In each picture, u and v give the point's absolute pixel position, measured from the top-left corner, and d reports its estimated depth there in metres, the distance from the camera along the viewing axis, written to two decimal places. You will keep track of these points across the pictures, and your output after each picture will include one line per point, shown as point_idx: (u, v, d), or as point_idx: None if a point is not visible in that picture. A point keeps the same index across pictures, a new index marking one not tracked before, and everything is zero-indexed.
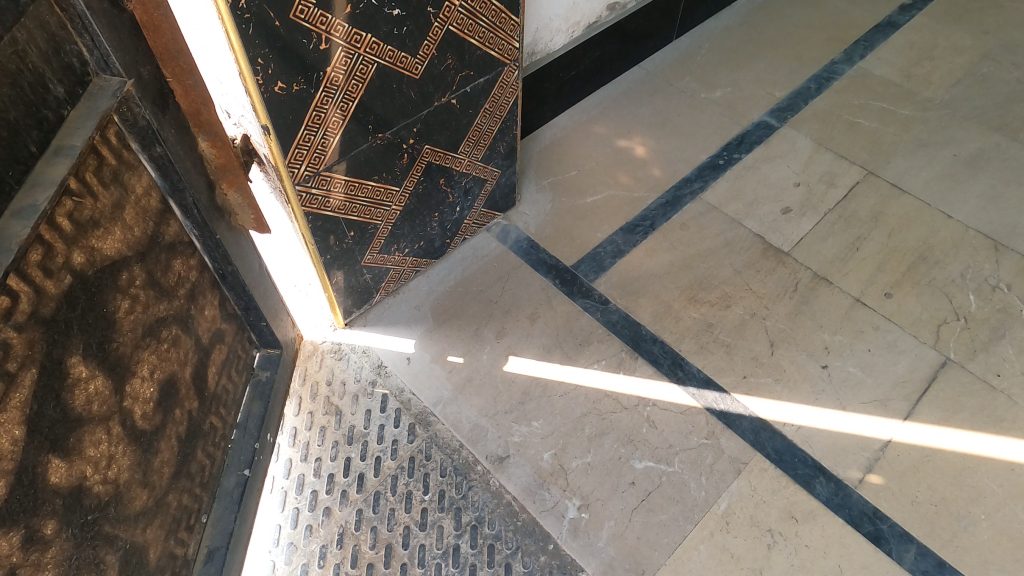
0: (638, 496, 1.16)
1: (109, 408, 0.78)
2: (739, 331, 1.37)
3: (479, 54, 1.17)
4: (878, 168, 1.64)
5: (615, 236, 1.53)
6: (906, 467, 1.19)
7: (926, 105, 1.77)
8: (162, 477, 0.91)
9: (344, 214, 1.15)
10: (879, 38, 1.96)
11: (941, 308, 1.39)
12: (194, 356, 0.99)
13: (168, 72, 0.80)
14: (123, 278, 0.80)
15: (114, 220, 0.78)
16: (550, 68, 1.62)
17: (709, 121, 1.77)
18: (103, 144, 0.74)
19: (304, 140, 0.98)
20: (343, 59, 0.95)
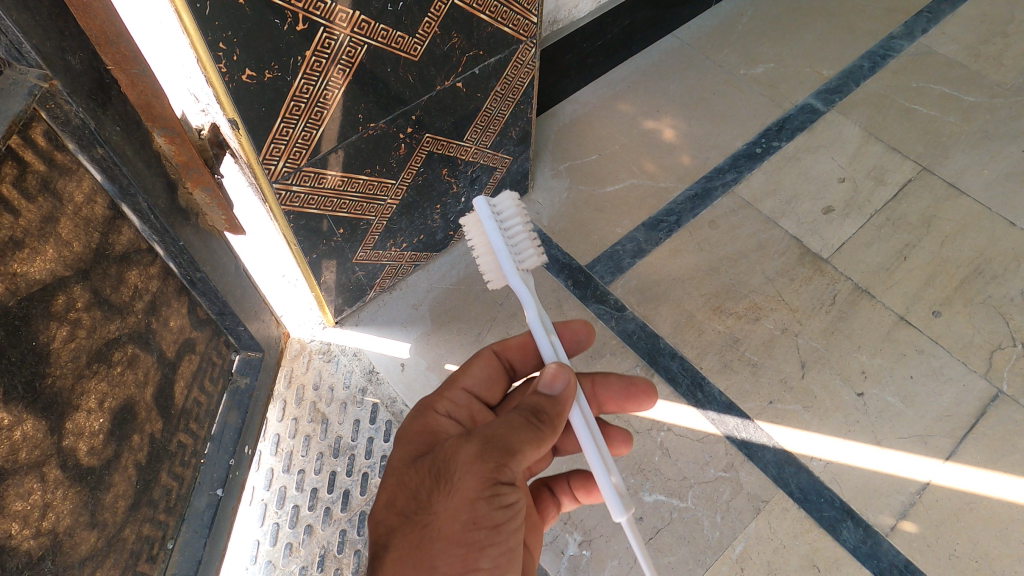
0: (645, 534, 1.06)
1: (42, 452, 0.69)
2: (767, 349, 1.24)
3: (490, 31, 1.02)
4: (935, 163, 1.47)
5: (636, 232, 1.39)
6: (944, 515, 1.07)
7: (995, 91, 1.57)
8: (116, 512, 0.83)
9: (332, 211, 1.02)
10: (945, 10, 1.74)
11: (996, 332, 1.24)
12: (158, 374, 0.88)
13: (108, 59, 0.67)
14: (59, 302, 0.69)
15: (45, 236, 0.66)
16: (573, 38, 1.44)
17: (748, 102, 1.59)
18: (25, 147, 0.62)
19: (281, 134, 0.84)
20: (325, 41, 0.80)
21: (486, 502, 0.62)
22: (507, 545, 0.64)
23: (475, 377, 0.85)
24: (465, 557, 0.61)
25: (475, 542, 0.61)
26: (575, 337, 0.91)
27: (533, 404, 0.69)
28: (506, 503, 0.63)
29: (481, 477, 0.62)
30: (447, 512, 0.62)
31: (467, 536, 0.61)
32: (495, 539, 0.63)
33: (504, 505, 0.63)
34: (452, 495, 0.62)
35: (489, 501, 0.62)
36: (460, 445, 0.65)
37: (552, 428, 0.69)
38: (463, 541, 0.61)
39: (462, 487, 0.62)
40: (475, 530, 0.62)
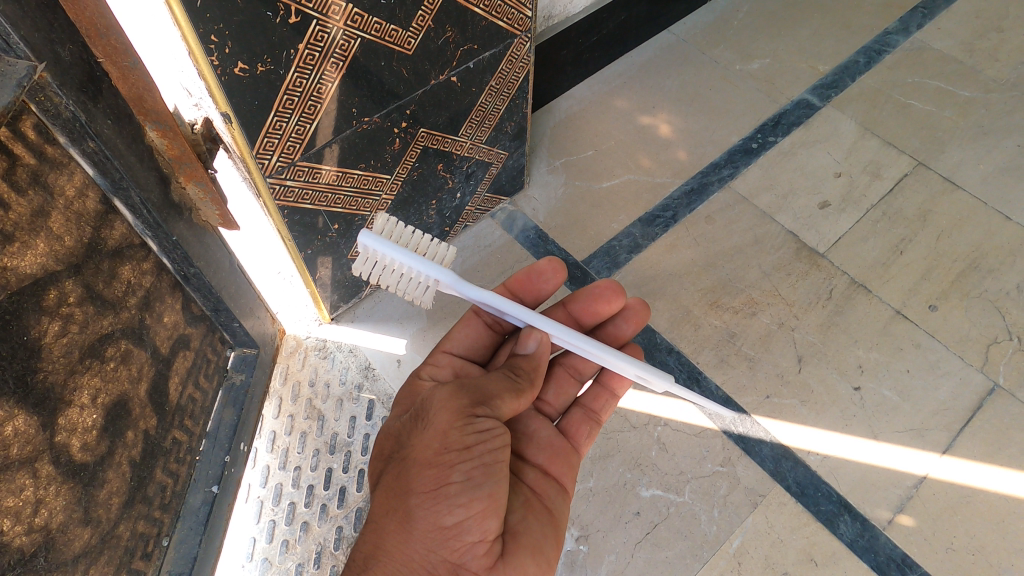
0: (643, 529, 1.06)
1: (34, 448, 0.69)
2: (763, 344, 1.24)
3: (484, 25, 1.01)
4: (931, 158, 1.47)
5: (632, 228, 1.38)
6: (941, 509, 1.07)
7: (990, 86, 1.57)
8: (110, 509, 0.83)
9: (326, 206, 1.01)
10: (940, 5, 1.74)
11: (993, 326, 1.24)
12: (152, 370, 0.88)
13: (99, 51, 0.66)
14: (51, 297, 0.69)
15: (36, 230, 0.66)
16: (569, 34, 1.44)
17: (744, 98, 1.59)
18: (15, 141, 0.61)
19: (275, 128, 0.84)
20: (318, 34, 0.80)
21: (461, 429, 0.67)
22: (484, 466, 0.67)
23: (457, 342, 0.94)
24: (438, 476, 0.65)
25: (447, 462, 0.65)
26: (542, 277, 0.97)
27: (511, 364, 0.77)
28: (480, 429, 0.68)
29: (456, 411, 0.68)
30: (422, 443, 0.67)
31: (441, 457, 0.66)
32: (468, 459, 0.66)
33: (479, 430, 0.68)
34: (428, 427, 0.68)
35: (463, 427, 0.67)
36: (437, 389, 0.71)
37: (529, 381, 0.76)
38: (436, 462, 0.65)
39: (436, 420, 0.67)
40: (447, 452, 0.66)
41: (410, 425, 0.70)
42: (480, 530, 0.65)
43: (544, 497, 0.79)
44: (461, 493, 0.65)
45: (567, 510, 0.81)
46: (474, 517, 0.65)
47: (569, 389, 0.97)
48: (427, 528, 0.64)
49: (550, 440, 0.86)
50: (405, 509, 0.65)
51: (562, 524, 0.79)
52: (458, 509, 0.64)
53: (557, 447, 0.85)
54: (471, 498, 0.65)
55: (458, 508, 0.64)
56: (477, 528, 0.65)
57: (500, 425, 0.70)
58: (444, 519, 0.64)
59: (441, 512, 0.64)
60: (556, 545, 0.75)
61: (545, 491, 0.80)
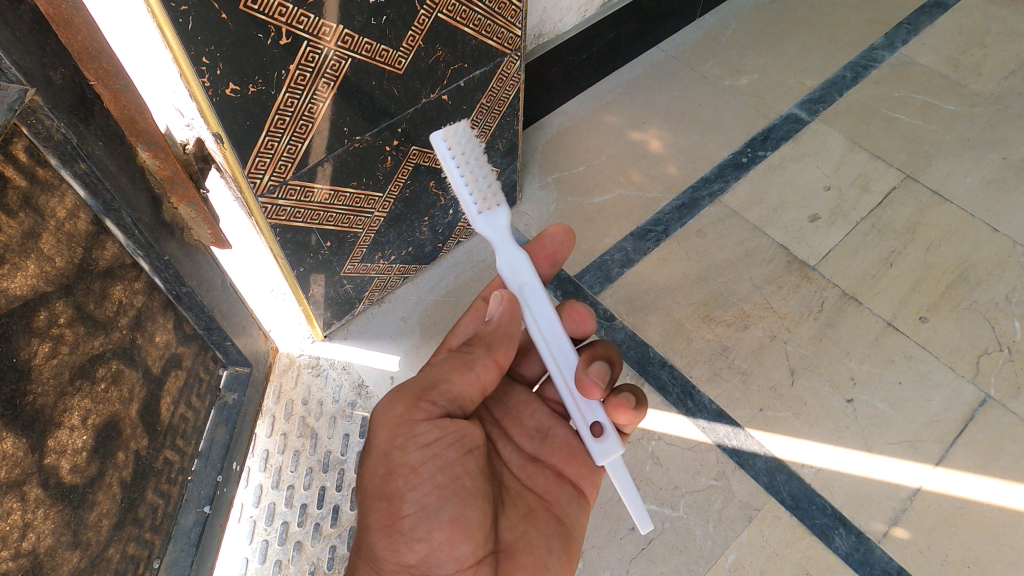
0: (637, 544, 1.06)
1: (23, 471, 0.69)
2: (756, 357, 1.24)
3: (474, 44, 1.03)
4: (919, 170, 1.48)
5: (624, 243, 1.39)
6: (935, 521, 1.07)
7: (975, 100, 1.59)
8: (100, 531, 0.82)
9: (319, 224, 1.01)
10: (924, 21, 1.77)
11: (983, 337, 1.25)
12: (143, 390, 0.88)
13: (90, 74, 0.67)
14: (41, 318, 0.69)
15: (27, 252, 0.66)
16: (559, 51, 1.46)
17: (733, 113, 1.61)
18: (6, 163, 0.61)
19: (267, 148, 0.84)
20: (309, 55, 0.80)
21: (399, 449, 0.68)
22: (438, 489, 0.68)
23: (461, 336, 0.88)
24: (389, 509, 0.67)
25: (394, 493, 0.67)
26: (554, 242, 0.90)
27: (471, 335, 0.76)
28: (424, 442, 0.69)
29: (391, 431, 0.70)
30: (371, 471, 0.70)
31: (388, 486, 0.68)
32: (417, 484, 0.67)
33: (421, 445, 0.68)
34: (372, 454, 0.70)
35: (402, 446, 0.68)
36: (379, 406, 0.72)
37: (485, 348, 0.75)
38: (382, 495, 0.68)
39: (377, 445, 0.70)
40: (392, 480, 0.68)
41: (367, 451, 0.73)
42: (451, 559, 0.67)
43: (553, 505, 0.77)
44: (415, 526, 0.66)
45: (583, 518, 0.79)
46: (438, 547, 0.66)
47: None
48: (393, 568, 0.67)
49: (567, 437, 0.80)
50: (368, 548, 0.68)
51: (576, 533, 0.77)
52: (416, 544, 0.66)
53: (576, 446, 0.80)
54: (428, 530, 0.66)
55: (416, 543, 0.66)
56: (445, 558, 0.67)
57: (447, 431, 0.70)
58: (406, 556, 0.67)
59: (402, 549, 0.67)
60: (563, 557, 0.74)
61: (554, 498, 0.78)
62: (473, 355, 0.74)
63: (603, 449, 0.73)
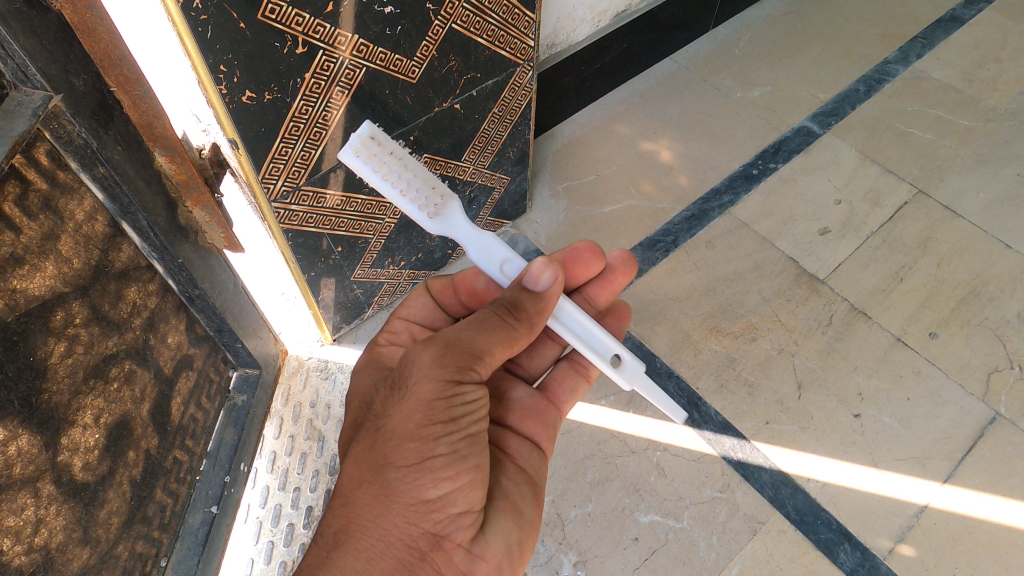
0: (640, 555, 1.06)
1: (37, 467, 0.70)
2: (763, 369, 1.24)
3: (487, 54, 1.04)
4: (931, 185, 1.48)
5: (633, 252, 1.40)
6: (941, 539, 1.07)
7: (989, 116, 1.59)
8: (109, 529, 0.83)
9: (330, 229, 1.03)
10: (939, 35, 1.76)
11: (994, 354, 1.24)
12: (155, 391, 0.89)
13: (111, 81, 0.68)
14: (58, 318, 0.70)
15: (45, 253, 0.68)
16: (572, 61, 1.46)
17: (745, 124, 1.61)
18: (28, 167, 0.63)
19: (280, 154, 0.86)
20: (324, 64, 0.82)
21: (445, 400, 0.65)
22: (467, 436, 0.66)
23: (414, 310, 0.92)
24: (422, 449, 0.63)
25: (431, 435, 0.64)
26: None
27: (511, 299, 0.72)
28: (466, 397, 0.66)
29: (440, 382, 0.65)
30: (402, 413, 0.64)
31: (425, 430, 0.64)
32: (452, 430, 0.65)
33: (462, 398, 0.66)
34: (407, 398, 0.65)
35: (447, 398, 0.65)
36: (418, 352, 0.67)
37: (529, 325, 0.73)
38: (418, 436, 0.64)
39: (417, 389, 0.64)
40: (431, 425, 0.64)
41: (387, 393, 0.67)
42: (467, 501, 0.65)
43: (516, 458, 0.79)
44: (447, 465, 0.64)
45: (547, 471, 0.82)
46: (458, 488, 0.65)
47: (545, 352, 0.96)
48: (407, 503, 0.63)
49: (521, 401, 0.86)
50: (382, 484, 0.64)
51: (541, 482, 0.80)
52: (443, 483, 0.64)
53: (529, 407, 0.86)
54: (458, 470, 0.64)
55: (443, 481, 0.63)
56: (463, 498, 0.65)
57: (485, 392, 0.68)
58: (427, 493, 0.63)
59: (424, 486, 0.63)
60: (537, 503, 0.76)
61: (516, 451, 0.80)
62: (517, 329, 0.72)
63: (629, 372, 0.82)
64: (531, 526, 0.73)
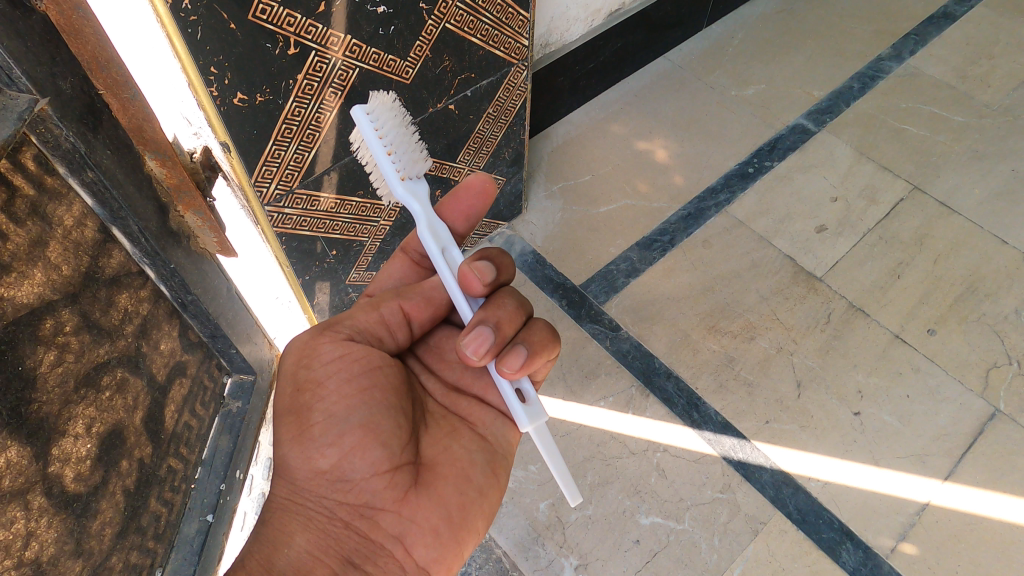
0: (642, 557, 1.05)
1: (27, 479, 0.68)
2: (762, 369, 1.23)
3: (482, 54, 1.03)
4: (926, 182, 1.48)
5: (630, 252, 1.39)
6: (943, 537, 1.06)
7: (983, 111, 1.59)
8: (102, 540, 0.82)
9: (324, 233, 1.01)
10: (932, 32, 1.76)
11: (992, 349, 1.24)
12: (148, 399, 0.88)
13: (100, 84, 0.67)
14: (47, 326, 0.69)
15: (33, 260, 0.66)
16: (566, 61, 1.46)
17: (740, 123, 1.61)
18: (15, 172, 0.62)
19: (273, 157, 0.84)
20: (317, 65, 0.81)
21: (308, 368, 0.68)
22: (347, 398, 0.67)
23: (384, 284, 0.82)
24: (300, 422, 0.67)
25: (305, 405, 0.67)
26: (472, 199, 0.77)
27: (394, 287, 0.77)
28: (333, 358, 0.69)
29: (303, 354, 0.70)
30: (286, 395, 0.70)
31: (301, 402, 0.68)
32: (324, 395, 0.67)
33: (325, 361, 0.68)
34: (287, 379, 0.71)
35: (311, 367, 0.68)
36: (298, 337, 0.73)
37: (413, 298, 0.75)
38: (296, 409, 0.68)
39: (290, 367, 0.70)
40: (303, 396, 0.68)
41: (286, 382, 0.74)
42: (364, 462, 0.65)
43: (476, 425, 0.73)
44: (325, 433, 0.66)
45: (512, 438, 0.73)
46: (348, 453, 0.65)
47: None
48: (306, 477, 0.66)
49: None
50: (286, 464, 0.68)
51: (504, 450, 0.73)
52: (329, 449, 0.65)
53: (493, 372, 0.77)
54: (338, 435, 0.65)
55: (327, 449, 0.65)
56: (357, 461, 0.65)
57: (360, 349, 0.70)
58: (319, 463, 0.66)
59: (314, 457, 0.66)
60: (492, 470, 0.70)
61: (478, 418, 0.73)
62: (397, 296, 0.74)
63: (531, 412, 0.67)
64: (482, 490, 0.69)
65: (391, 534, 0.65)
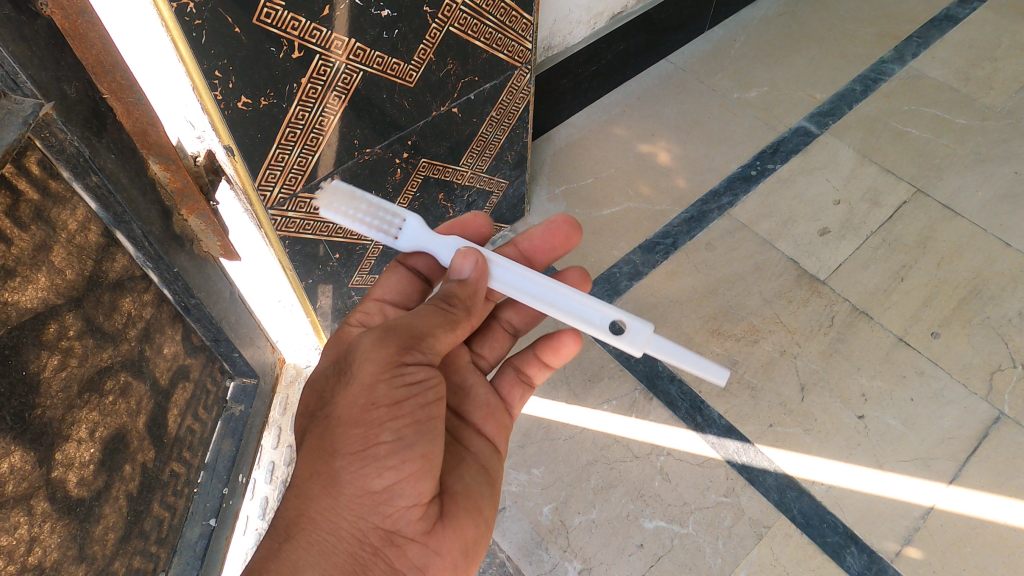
0: (646, 562, 1.05)
1: (30, 484, 0.68)
2: (766, 372, 1.23)
3: (485, 57, 1.03)
4: (929, 184, 1.47)
5: (632, 255, 1.39)
6: (948, 541, 1.06)
7: (986, 114, 1.59)
8: (105, 545, 0.81)
9: (327, 236, 1.01)
10: (934, 35, 1.76)
11: (996, 353, 1.24)
12: (151, 403, 0.87)
13: (104, 88, 0.66)
14: (51, 331, 0.69)
15: (37, 265, 0.66)
16: (568, 64, 1.45)
17: (742, 125, 1.60)
18: (19, 177, 0.62)
19: (277, 160, 0.84)
20: (320, 68, 0.81)
21: (387, 383, 0.64)
22: (416, 423, 0.64)
23: (389, 288, 0.89)
24: (366, 437, 0.62)
25: (374, 420, 0.63)
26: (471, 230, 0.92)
27: (444, 292, 0.74)
28: (411, 379, 0.65)
29: (380, 364, 0.64)
30: (347, 401, 0.64)
31: (369, 415, 0.63)
32: (397, 415, 0.63)
33: (407, 383, 0.65)
34: (351, 384, 0.64)
35: (389, 382, 0.64)
36: (360, 339, 0.67)
37: (465, 311, 0.74)
38: (361, 421, 0.63)
39: (361, 373, 0.64)
40: (375, 409, 0.63)
41: (333, 379, 0.67)
42: (415, 492, 0.63)
43: (480, 457, 0.76)
44: (391, 454, 0.62)
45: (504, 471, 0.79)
46: (407, 480, 0.63)
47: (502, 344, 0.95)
48: (355, 494, 0.62)
49: (486, 398, 0.82)
50: (329, 473, 0.62)
51: (499, 483, 0.77)
52: (389, 472, 0.62)
53: (492, 405, 0.82)
54: (401, 459, 0.62)
55: (388, 471, 0.62)
56: (410, 490, 0.63)
57: (431, 375, 0.67)
58: (374, 483, 0.61)
59: (370, 475, 0.62)
60: (494, 504, 0.74)
61: (479, 449, 0.77)
62: (455, 314, 0.73)
63: (633, 332, 0.79)
64: (487, 525, 0.72)
65: (417, 565, 0.63)
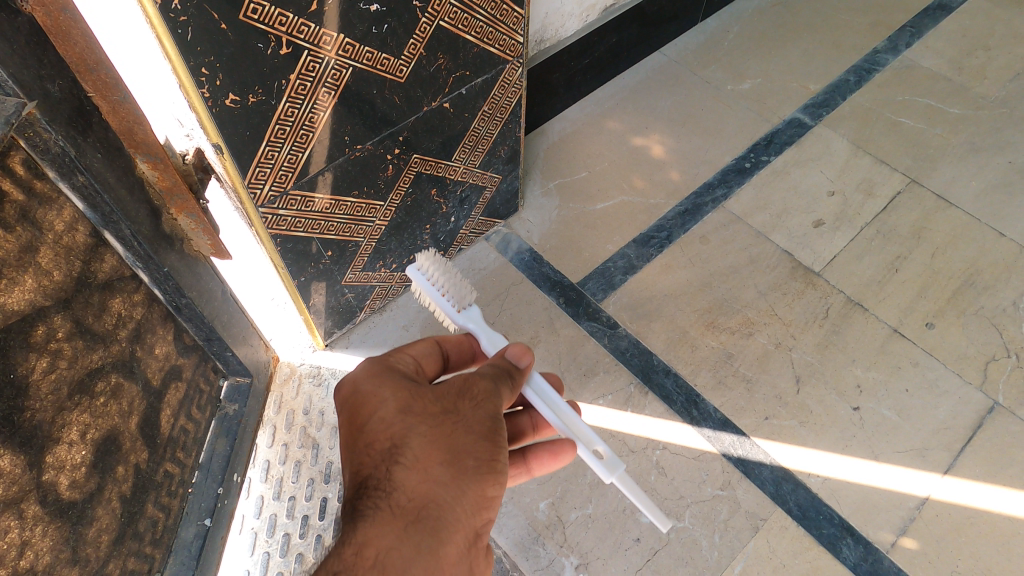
0: (642, 556, 1.05)
1: (20, 488, 0.67)
2: (761, 364, 1.23)
3: (476, 51, 1.02)
4: (923, 175, 1.47)
5: (627, 249, 1.38)
6: (944, 531, 1.06)
7: (979, 104, 1.58)
8: (98, 548, 0.81)
9: (319, 233, 1.00)
10: (927, 24, 1.76)
11: (990, 343, 1.24)
12: (143, 404, 0.87)
13: (89, 85, 0.66)
14: (39, 333, 0.68)
15: (24, 266, 0.65)
16: (561, 57, 1.45)
17: (736, 117, 1.60)
18: (4, 177, 0.61)
19: (267, 158, 0.83)
20: (309, 64, 0.80)
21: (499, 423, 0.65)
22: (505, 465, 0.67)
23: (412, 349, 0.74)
24: (490, 452, 0.62)
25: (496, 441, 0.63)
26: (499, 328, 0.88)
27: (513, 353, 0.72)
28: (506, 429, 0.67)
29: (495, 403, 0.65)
30: (474, 417, 0.63)
31: (493, 435, 0.63)
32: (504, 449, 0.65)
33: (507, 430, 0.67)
34: (475, 409, 0.64)
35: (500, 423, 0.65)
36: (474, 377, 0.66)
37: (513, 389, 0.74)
38: (488, 438, 0.63)
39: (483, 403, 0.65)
40: (495, 433, 0.64)
41: (454, 395, 0.64)
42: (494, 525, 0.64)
43: None
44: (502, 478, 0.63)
45: None
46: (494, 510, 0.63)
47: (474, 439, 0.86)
48: (473, 503, 0.60)
49: None
50: (460, 470, 0.60)
51: None
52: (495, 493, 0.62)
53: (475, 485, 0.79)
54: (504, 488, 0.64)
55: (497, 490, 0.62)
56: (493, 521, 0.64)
57: None
58: (487, 495, 0.61)
59: (487, 486, 0.61)
60: None
61: None
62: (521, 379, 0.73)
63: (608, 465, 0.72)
64: None
65: None
